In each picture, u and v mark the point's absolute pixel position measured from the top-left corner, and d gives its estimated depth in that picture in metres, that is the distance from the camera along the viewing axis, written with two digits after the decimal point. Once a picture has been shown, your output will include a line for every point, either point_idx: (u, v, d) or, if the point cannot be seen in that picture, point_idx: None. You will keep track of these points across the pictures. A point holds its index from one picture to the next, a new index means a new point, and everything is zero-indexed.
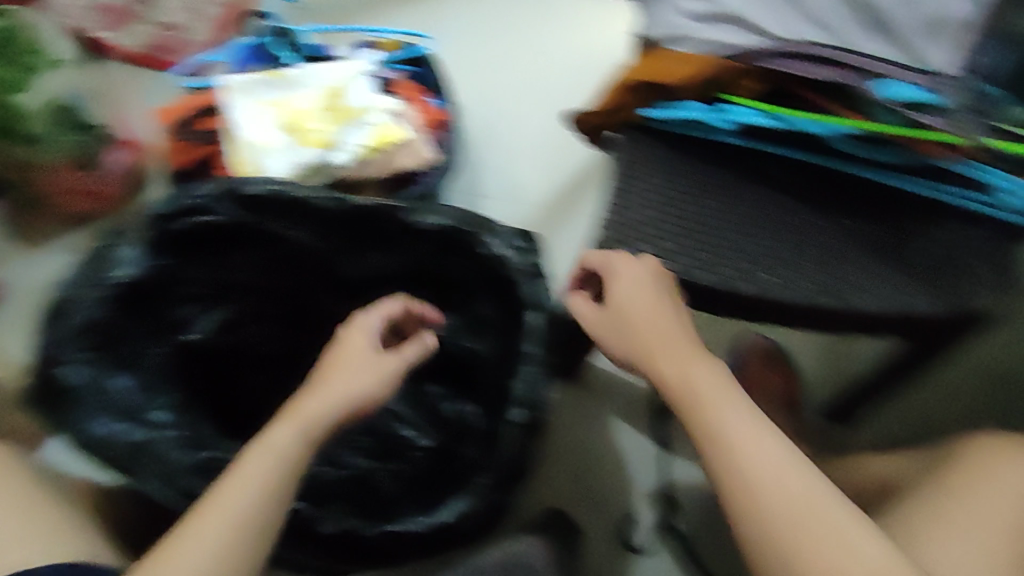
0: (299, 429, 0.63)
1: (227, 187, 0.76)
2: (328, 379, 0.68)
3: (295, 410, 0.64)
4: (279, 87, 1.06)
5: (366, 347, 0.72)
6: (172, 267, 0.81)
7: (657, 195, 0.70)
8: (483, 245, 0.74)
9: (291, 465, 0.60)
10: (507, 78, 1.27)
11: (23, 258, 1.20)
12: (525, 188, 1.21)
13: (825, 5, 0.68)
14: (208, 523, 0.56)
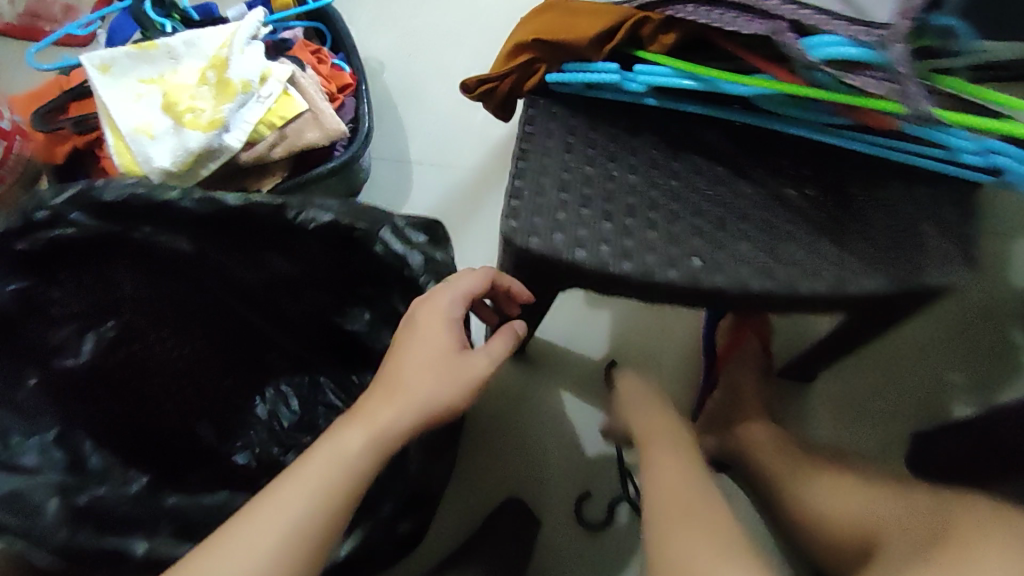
0: (369, 442, 0.56)
1: (81, 194, 0.66)
2: (404, 380, 0.59)
3: (371, 416, 0.58)
4: (154, 61, 0.93)
5: (449, 337, 0.61)
6: (30, 290, 0.70)
7: (569, 172, 0.60)
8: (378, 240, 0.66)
9: (356, 486, 0.55)
10: (425, 27, 1.16)
11: None
12: (454, 149, 1.10)
13: None
14: (255, 544, 0.51)
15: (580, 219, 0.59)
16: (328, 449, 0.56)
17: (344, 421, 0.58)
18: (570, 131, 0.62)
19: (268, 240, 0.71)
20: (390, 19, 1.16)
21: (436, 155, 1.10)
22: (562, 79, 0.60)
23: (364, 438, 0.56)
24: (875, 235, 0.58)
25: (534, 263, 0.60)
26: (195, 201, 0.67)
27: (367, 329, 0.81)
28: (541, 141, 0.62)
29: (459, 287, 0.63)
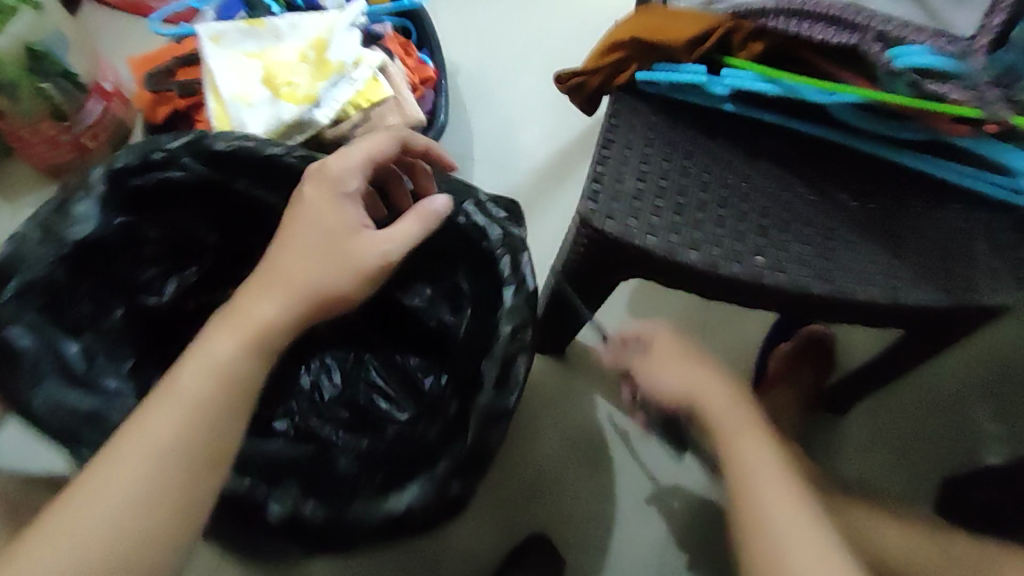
0: (240, 338, 0.56)
1: (195, 141, 0.72)
2: (281, 272, 0.59)
3: (241, 312, 0.57)
4: (262, 38, 1.01)
5: (346, 218, 0.62)
6: (134, 225, 0.75)
7: (647, 164, 0.64)
8: (460, 212, 0.69)
9: (238, 386, 0.55)
10: (504, 38, 1.22)
11: None
12: (517, 154, 1.17)
13: None
14: (134, 450, 0.52)
15: (654, 208, 0.63)
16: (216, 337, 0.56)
17: (222, 318, 0.58)
18: (649, 128, 0.66)
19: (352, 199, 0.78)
20: (469, 23, 1.23)
21: (498, 158, 1.16)
22: (651, 77, 0.64)
23: (234, 336, 0.56)
24: (932, 247, 0.60)
25: (604, 245, 0.64)
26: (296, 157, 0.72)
27: (428, 303, 0.86)
28: (624, 134, 0.66)
29: (360, 156, 0.64)
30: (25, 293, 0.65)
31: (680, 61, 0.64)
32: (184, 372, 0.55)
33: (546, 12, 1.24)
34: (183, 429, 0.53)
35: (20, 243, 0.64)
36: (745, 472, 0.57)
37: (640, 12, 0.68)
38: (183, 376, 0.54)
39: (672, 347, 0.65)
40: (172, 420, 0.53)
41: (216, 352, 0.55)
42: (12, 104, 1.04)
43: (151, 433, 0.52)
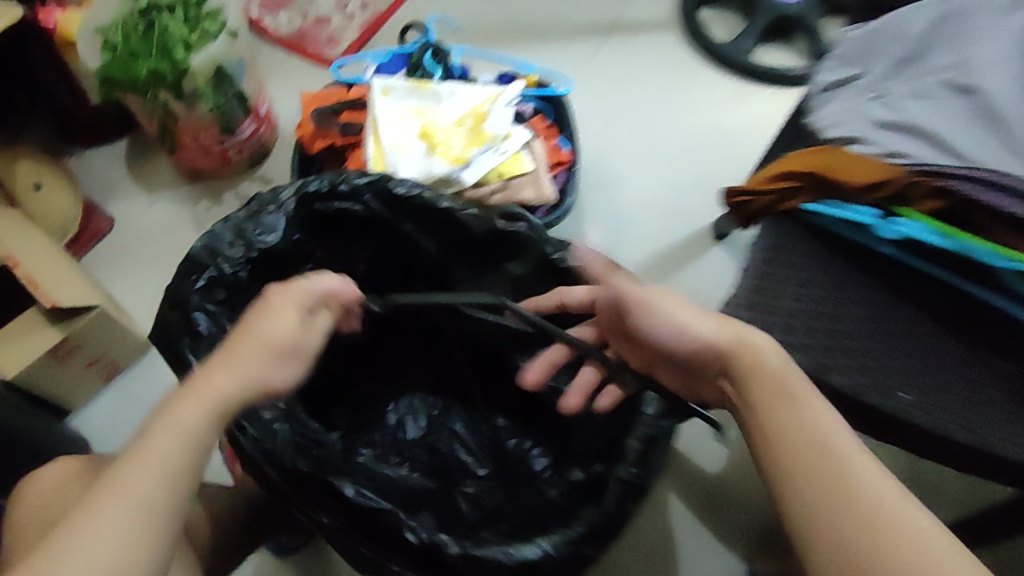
0: (203, 412, 0.58)
1: (379, 182, 0.80)
2: (240, 356, 0.62)
3: (196, 388, 0.59)
4: (425, 97, 1.09)
5: (282, 317, 0.65)
6: (304, 244, 0.83)
7: (805, 288, 0.71)
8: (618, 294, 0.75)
9: (196, 452, 0.57)
10: (631, 134, 1.29)
11: (146, 205, 1.35)
12: (624, 247, 1.20)
13: None
14: (107, 514, 0.52)
15: (805, 328, 0.70)
16: (180, 414, 0.57)
17: (177, 395, 0.59)
18: (813, 258, 0.71)
19: (506, 263, 0.83)
20: (602, 117, 1.31)
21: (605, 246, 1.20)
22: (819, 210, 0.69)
23: (198, 410, 0.58)
24: None
25: None
26: (469, 215, 0.79)
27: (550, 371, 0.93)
28: (787, 258, 0.72)
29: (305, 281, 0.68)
30: (215, 284, 0.76)
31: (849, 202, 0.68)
32: (150, 444, 0.56)
33: (681, 118, 1.30)
34: (155, 504, 0.54)
35: (218, 240, 0.76)
36: (814, 429, 0.54)
37: (828, 148, 0.71)
38: (151, 441, 0.56)
39: (644, 297, 0.68)
40: (147, 482, 0.54)
41: (178, 422, 0.57)
42: (186, 111, 1.19)
43: (120, 499, 0.53)
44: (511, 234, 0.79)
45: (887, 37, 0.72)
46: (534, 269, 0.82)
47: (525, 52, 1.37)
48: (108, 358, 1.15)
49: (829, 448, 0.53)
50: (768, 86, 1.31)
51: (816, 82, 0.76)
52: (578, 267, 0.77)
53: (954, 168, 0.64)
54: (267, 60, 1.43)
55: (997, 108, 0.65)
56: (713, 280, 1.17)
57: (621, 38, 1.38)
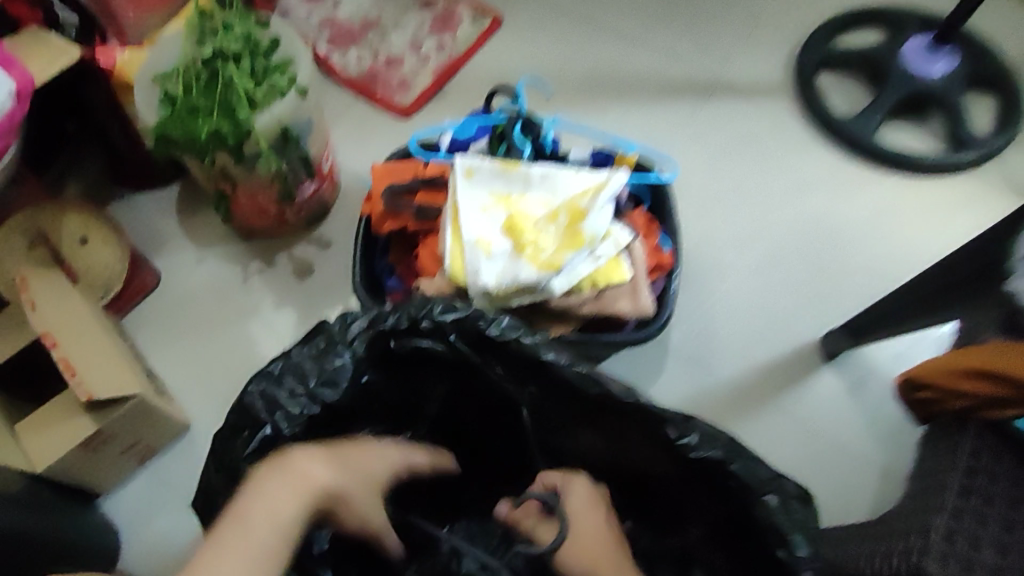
0: (306, 503, 0.58)
1: (466, 321, 0.65)
2: (350, 461, 0.64)
3: (310, 474, 0.60)
4: (513, 182, 0.95)
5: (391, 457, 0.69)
6: (373, 385, 0.70)
7: (1012, 533, 0.54)
8: (759, 502, 0.55)
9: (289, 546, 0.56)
10: (733, 215, 1.13)
11: (196, 259, 1.26)
12: (718, 353, 1.05)
13: None
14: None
15: None
16: (286, 493, 0.58)
17: (268, 472, 0.59)
18: (1015, 482, 0.55)
19: (617, 429, 0.65)
20: (703, 195, 1.15)
21: (695, 352, 1.05)
22: None
23: (300, 499, 0.58)
24: None
25: None
26: (573, 372, 0.62)
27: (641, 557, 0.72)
28: (984, 485, 0.55)
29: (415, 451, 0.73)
30: (270, 448, 0.64)
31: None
32: (246, 523, 0.55)
33: (793, 202, 1.14)
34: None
35: (276, 388, 0.64)
36: None
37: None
38: (248, 520, 0.55)
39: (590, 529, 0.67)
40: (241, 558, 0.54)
41: (276, 507, 0.57)
42: (244, 174, 1.08)
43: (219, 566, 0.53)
44: (625, 401, 0.60)
45: None
46: (650, 442, 0.62)
47: (617, 114, 1.22)
48: (144, 444, 1.09)
49: None
50: (894, 169, 1.14)
51: None
52: (705, 459, 0.57)
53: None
54: (333, 104, 1.31)
55: None
56: (824, 406, 1.01)
57: (728, 101, 1.22)
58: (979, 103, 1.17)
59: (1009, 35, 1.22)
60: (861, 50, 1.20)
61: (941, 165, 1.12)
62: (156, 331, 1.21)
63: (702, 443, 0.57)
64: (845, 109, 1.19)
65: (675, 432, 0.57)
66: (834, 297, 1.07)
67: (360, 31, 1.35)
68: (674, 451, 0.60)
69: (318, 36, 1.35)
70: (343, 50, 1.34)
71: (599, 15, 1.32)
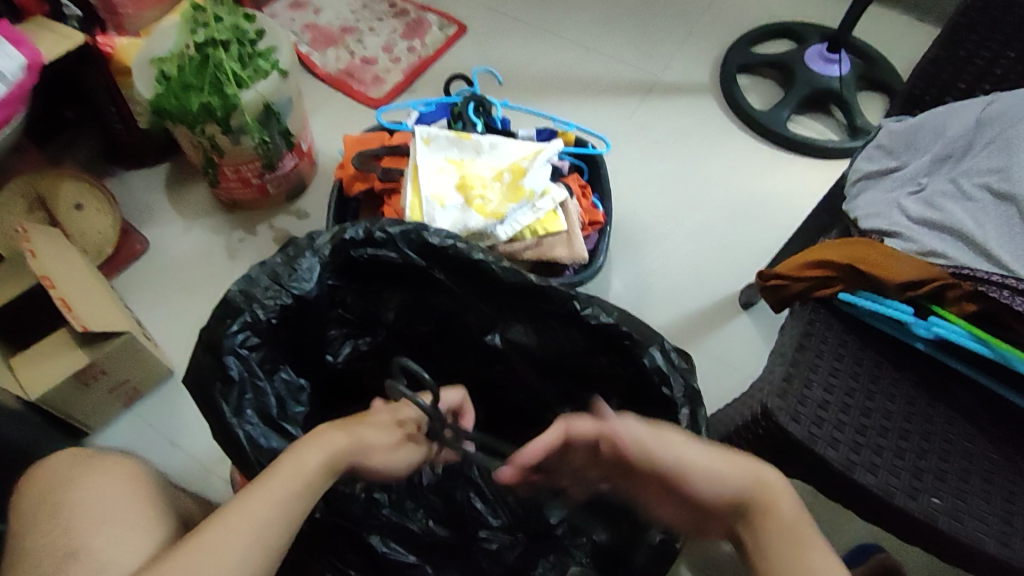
0: (329, 456, 0.60)
1: (412, 231, 0.82)
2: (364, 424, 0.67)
3: (324, 436, 0.62)
4: (465, 149, 1.11)
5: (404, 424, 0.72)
6: (337, 290, 0.85)
7: (837, 377, 0.69)
8: (645, 352, 0.72)
9: (312, 491, 0.58)
10: (663, 191, 1.30)
11: (182, 229, 1.38)
12: (646, 305, 1.20)
13: None
14: (245, 524, 0.53)
15: (838, 422, 0.67)
16: (311, 448, 0.60)
17: (302, 439, 0.62)
18: (841, 342, 0.70)
19: (536, 318, 0.82)
20: (638, 174, 1.32)
21: (628, 304, 1.20)
22: (853, 302, 0.68)
23: (323, 451, 0.60)
24: None
25: (780, 442, 0.68)
26: (500, 268, 0.80)
27: None
28: (817, 343, 0.70)
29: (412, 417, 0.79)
30: (249, 330, 0.77)
31: (884, 297, 0.68)
32: (276, 473, 0.58)
33: (714, 182, 1.31)
34: (287, 522, 0.55)
35: (253, 286, 0.78)
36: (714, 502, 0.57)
37: (873, 240, 0.70)
38: (278, 470, 0.58)
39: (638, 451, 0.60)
40: (272, 505, 0.55)
41: (304, 458, 0.59)
42: (231, 145, 1.23)
43: (253, 513, 0.54)
44: (541, 287, 0.78)
45: (931, 132, 0.73)
46: (560, 323, 0.79)
47: (564, 106, 1.39)
48: (131, 384, 1.20)
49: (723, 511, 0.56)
50: (799, 155, 1.32)
51: (862, 158, 0.77)
52: (604, 325, 0.75)
53: (976, 274, 0.65)
54: (310, 95, 1.46)
55: None
56: (738, 349, 1.16)
57: (661, 99, 1.40)
58: (871, 101, 1.37)
59: (899, 49, 1.43)
60: (772, 56, 1.39)
61: (837, 151, 1.30)
62: (143, 292, 1.32)
63: (595, 312, 0.75)
64: (759, 105, 1.39)
65: (577, 304, 0.76)
66: (747, 260, 1.23)
67: (337, 35, 1.52)
68: (580, 328, 0.78)
69: (298, 36, 1.52)
70: (322, 49, 1.51)
71: (551, 27, 1.51)
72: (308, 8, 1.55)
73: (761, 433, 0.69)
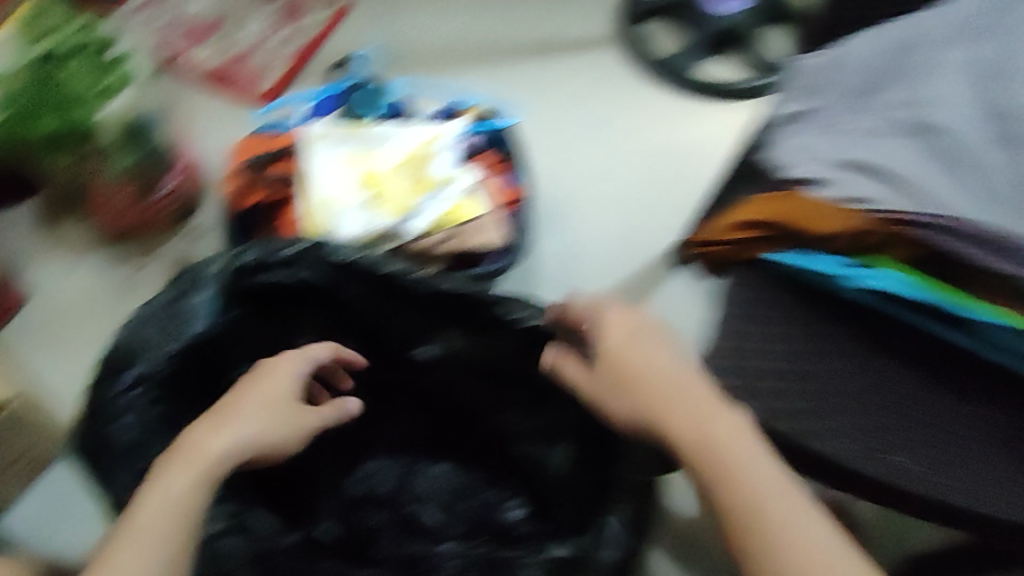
0: (195, 471, 0.60)
1: (314, 249, 0.74)
2: (234, 414, 0.66)
3: (188, 450, 0.61)
4: (360, 143, 1.02)
5: (281, 386, 0.71)
6: (238, 323, 0.76)
7: (786, 346, 0.67)
8: (584, 353, 0.69)
9: (192, 508, 0.58)
10: (580, 155, 1.24)
11: (64, 269, 1.24)
12: (578, 280, 1.16)
13: (1007, 192, 0.58)
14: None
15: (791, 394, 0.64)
16: (174, 469, 0.59)
17: (165, 460, 0.60)
18: (783, 306, 0.68)
19: (463, 322, 0.77)
20: (552, 141, 1.26)
21: (563, 281, 1.16)
22: (781, 260, 0.66)
23: (189, 470, 0.60)
24: None
25: None
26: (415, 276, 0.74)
27: (523, 434, 0.84)
28: (761, 313, 0.69)
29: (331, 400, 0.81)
30: (145, 383, 0.68)
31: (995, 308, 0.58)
32: (146, 508, 0.57)
33: (631, 137, 1.26)
34: (170, 558, 0.55)
35: (142, 330, 0.68)
36: (708, 415, 0.57)
37: (785, 191, 0.68)
38: (146, 505, 0.57)
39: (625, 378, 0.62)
40: (149, 544, 0.55)
41: (171, 483, 0.58)
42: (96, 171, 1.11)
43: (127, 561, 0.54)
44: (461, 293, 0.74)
45: (849, 66, 0.68)
46: (488, 329, 0.76)
47: (466, 81, 1.31)
48: (32, 451, 1.07)
49: (727, 465, 0.54)
50: (714, 99, 1.29)
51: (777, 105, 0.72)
52: (540, 327, 0.72)
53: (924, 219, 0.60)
54: (183, 99, 1.32)
55: (961, 153, 0.60)
56: (676, 310, 1.14)
57: (568, 56, 1.33)
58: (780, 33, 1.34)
59: None
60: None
61: (749, 92, 1.28)
62: (30, 345, 1.19)
63: (525, 312, 0.72)
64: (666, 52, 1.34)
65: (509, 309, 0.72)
66: (674, 215, 1.20)
67: (207, 29, 1.38)
68: (514, 332, 0.74)
69: (162, 38, 1.37)
70: (190, 47, 1.36)
71: None
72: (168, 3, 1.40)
73: None
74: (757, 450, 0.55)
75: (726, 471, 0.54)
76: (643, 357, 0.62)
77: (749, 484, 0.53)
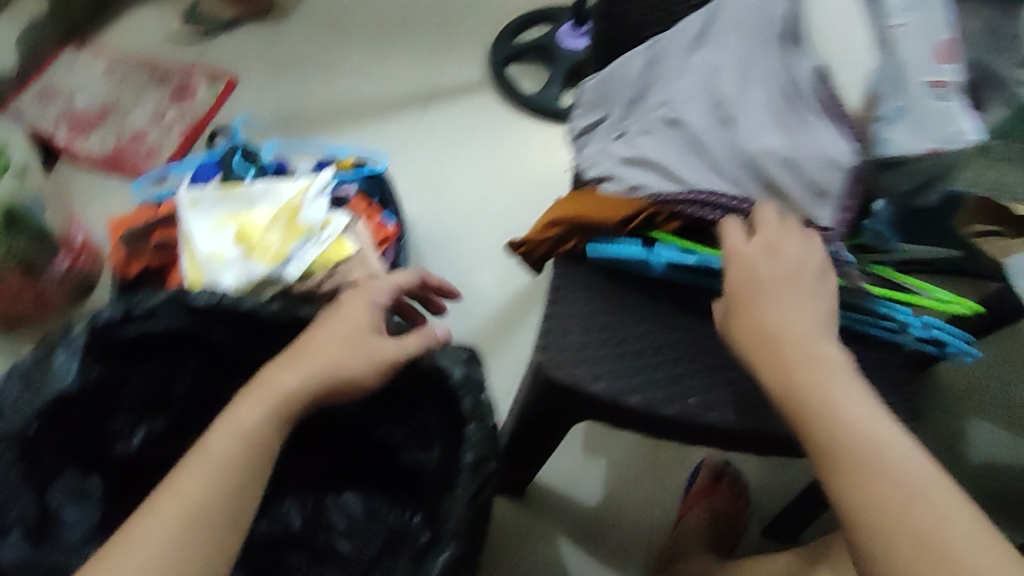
0: (267, 405, 0.64)
1: (175, 297, 0.81)
2: (310, 347, 0.68)
3: (263, 382, 0.66)
4: (236, 202, 1.10)
5: (365, 316, 0.73)
6: (108, 378, 0.81)
7: (594, 320, 0.75)
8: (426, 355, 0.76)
9: (258, 446, 0.62)
10: (458, 189, 1.35)
11: None
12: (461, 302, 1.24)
13: (732, 168, 0.72)
14: (167, 515, 0.57)
15: (601, 360, 0.72)
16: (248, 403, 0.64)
17: (246, 391, 0.66)
18: (591, 288, 0.77)
19: None
20: (431, 180, 1.36)
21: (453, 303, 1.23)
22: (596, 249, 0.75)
23: (262, 403, 0.64)
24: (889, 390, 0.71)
25: (555, 393, 0.74)
26: (271, 309, 0.82)
27: (401, 442, 0.91)
28: (569, 294, 0.77)
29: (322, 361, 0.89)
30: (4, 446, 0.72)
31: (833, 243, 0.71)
32: (209, 446, 0.61)
33: (504, 168, 1.37)
34: (223, 494, 0.59)
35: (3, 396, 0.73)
36: (790, 335, 0.61)
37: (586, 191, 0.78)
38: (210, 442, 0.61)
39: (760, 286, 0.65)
40: (207, 482, 0.59)
41: (242, 416, 0.63)
42: None
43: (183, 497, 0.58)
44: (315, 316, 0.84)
45: (621, 79, 0.81)
46: None
47: (347, 136, 1.41)
48: None
49: (815, 400, 0.57)
50: None
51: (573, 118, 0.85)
52: None
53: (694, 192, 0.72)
54: (77, 185, 1.39)
55: (702, 139, 0.73)
56: None
57: (441, 103, 1.45)
58: None
59: None
60: (532, 42, 1.48)
61: None
62: None
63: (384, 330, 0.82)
64: (531, 89, 1.47)
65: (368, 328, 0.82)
66: None
67: (98, 118, 1.46)
68: None
69: (55, 131, 1.44)
70: (82, 136, 1.44)
71: (320, 63, 1.53)
72: (59, 98, 1.49)
73: (546, 392, 0.76)
74: (863, 396, 0.58)
75: (825, 415, 0.57)
76: (763, 307, 0.63)
77: (836, 418, 0.56)
